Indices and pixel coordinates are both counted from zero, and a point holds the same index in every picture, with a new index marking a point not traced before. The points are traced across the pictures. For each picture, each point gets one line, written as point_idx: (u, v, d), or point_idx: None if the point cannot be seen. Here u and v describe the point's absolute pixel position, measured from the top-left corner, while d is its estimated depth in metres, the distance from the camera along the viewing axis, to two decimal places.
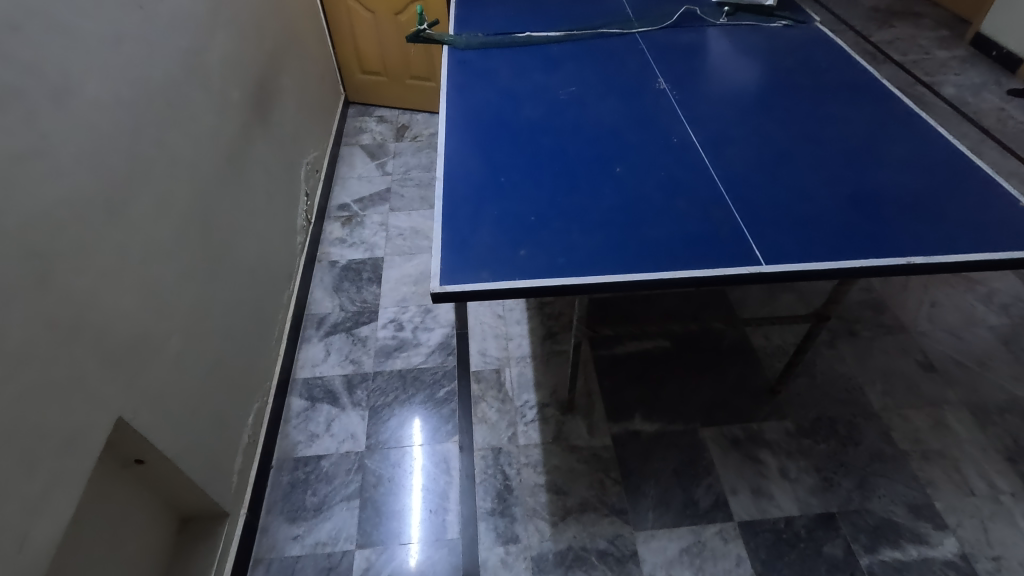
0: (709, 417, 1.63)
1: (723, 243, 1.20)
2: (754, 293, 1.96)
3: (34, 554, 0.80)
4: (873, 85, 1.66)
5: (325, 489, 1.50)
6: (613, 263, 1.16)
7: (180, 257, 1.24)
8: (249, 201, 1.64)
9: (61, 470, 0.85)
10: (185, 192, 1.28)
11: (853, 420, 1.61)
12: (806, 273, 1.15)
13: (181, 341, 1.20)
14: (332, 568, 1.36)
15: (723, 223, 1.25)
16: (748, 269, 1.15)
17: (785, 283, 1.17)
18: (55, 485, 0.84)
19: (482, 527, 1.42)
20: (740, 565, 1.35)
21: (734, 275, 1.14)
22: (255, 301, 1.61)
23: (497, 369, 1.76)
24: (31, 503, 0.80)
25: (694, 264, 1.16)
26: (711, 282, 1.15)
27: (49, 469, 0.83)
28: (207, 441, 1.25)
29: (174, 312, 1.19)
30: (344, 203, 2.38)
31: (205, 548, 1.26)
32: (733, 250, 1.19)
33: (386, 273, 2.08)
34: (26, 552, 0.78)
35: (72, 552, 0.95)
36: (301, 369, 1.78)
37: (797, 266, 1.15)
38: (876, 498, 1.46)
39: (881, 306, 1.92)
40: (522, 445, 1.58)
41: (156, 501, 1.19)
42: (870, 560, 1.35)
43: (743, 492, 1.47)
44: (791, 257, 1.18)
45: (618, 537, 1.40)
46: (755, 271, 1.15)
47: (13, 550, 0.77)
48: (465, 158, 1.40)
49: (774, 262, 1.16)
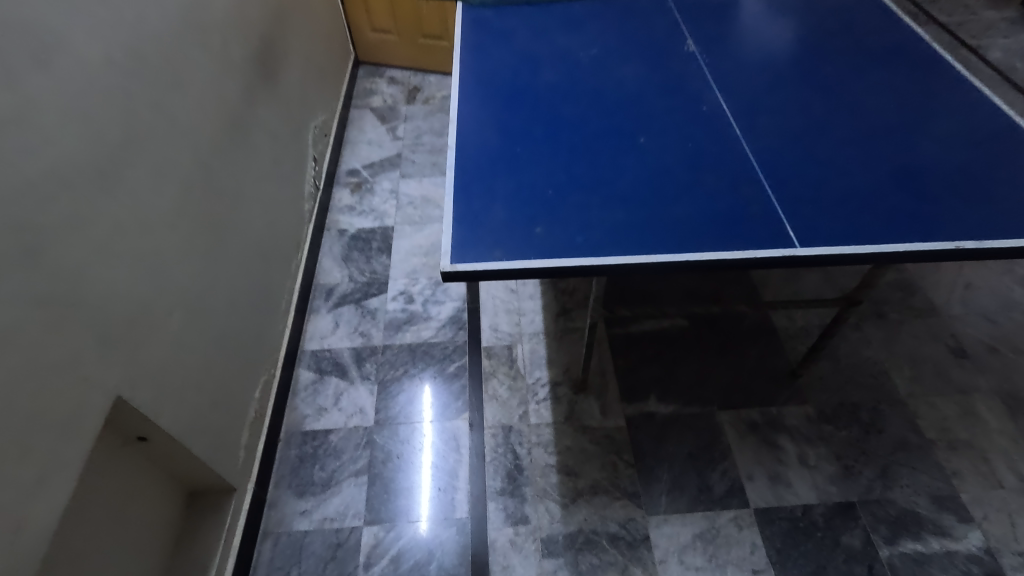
0: (727, 400, 1.58)
1: (754, 222, 1.12)
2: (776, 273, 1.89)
3: (30, 541, 0.78)
4: (921, 49, 1.53)
5: (333, 464, 1.48)
6: (635, 243, 1.08)
7: (181, 229, 1.19)
8: (254, 167, 1.58)
9: (56, 455, 0.82)
10: (186, 159, 1.22)
11: (877, 407, 1.56)
12: (842, 258, 1.08)
13: (184, 316, 1.16)
14: (339, 544, 1.35)
15: (754, 201, 1.16)
16: (780, 251, 1.07)
17: (818, 268, 1.09)
18: (51, 469, 0.81)
19: (491, 507, 1.40)
20: (754, 553, 1.32)
21: (765, 258, 1.06)
22: (260, 272, 1.56)
23: (509, 345, 1.72)
24: (25, 489, 0.77)
25: (721, 246, 1.08)
26: (739, 266, 1.08)
27: (44, 454, 0.80)
28: (212, 417, 1.23)
29: (175, 287, 1.15)
30: (354, 169, 2.30)
31: (212, 523, 1.26)
32: (763, 230, 1.11)
33: (396, 243, 2.02)
34: (21, 539, 0.76)
35: (75, 532, 0.94)
36: (309, 340, 1.74)
37: (832, 249, 1.08)
38: (899, 489, 1.41)
39: (911, 287, 1.83)
40: (534, 424, 1.54)
41: (163, 476, 1.18)
42: (889, 552, 1.31)
43: (760, 479, 1.43)
44: (827, 239, 1.09)
45: (629, 521, 1.37)
46: (787, 254, 1.07)
47: (7, 537, 0.74)
48: (479, 124, 1.32)
49: (809, 245, 1.08)
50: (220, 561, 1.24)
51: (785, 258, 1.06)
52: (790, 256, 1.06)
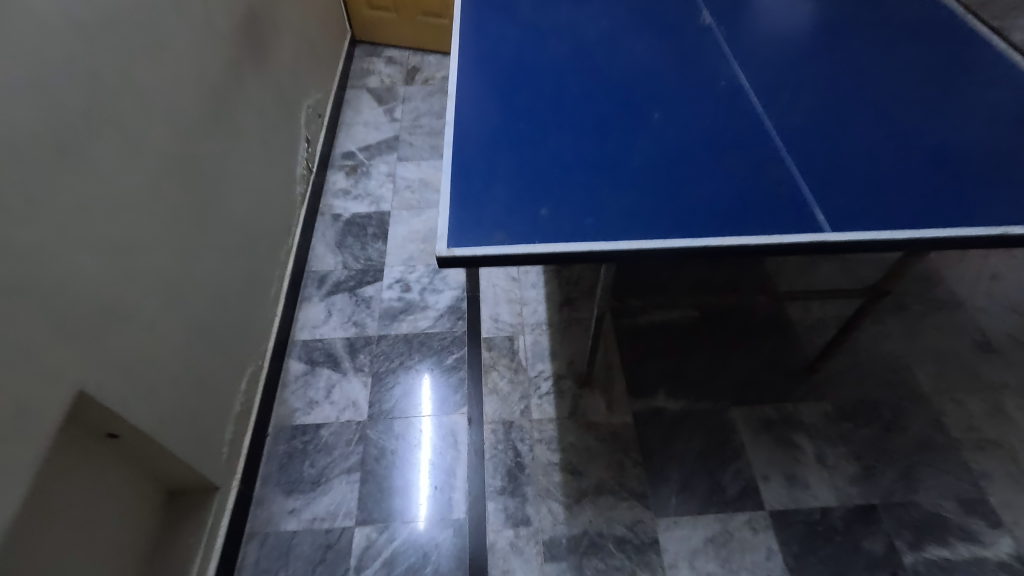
0: (740, 395, 1.49)
1: (778, 205, 1.03)
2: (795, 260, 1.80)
3: None
4: (954, 23, 1.43)
5: (323, 461, 1.40)
6: (650, 227, 0.99)
7: (157, 206, 1.10)
8: (241, 147, 1.49)
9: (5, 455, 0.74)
10: (162, 133, 1.13)
11: (899, 404, 1.47)
12: (875, 244, 0.98)
13: (157, 303, 1.07)
14: (329, 546, 1.28)
15: (778, 182, 1.07)
16: (808, 237, 0.98)
17: (848, 255, 1.00)
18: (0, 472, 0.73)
19: (491, 507, 1.32)
20: (770, 560, 1.24)
21: (791, 244, 0.97)
22: (246, 260, 1.47)
23: (510, 336, 1.63)
24: None
25: (743, 231, 0.99)
26: (763, 252, 0.99)
27: None
28: (192, 411, 1.16)
29: (148, 270, 1.05)
30: (349, 151, 2.20)
31: (193, 524, 1.18)
32: (788, 214, 1.01)
33: (392, 229, 1.93)
34: None
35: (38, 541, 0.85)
36: (300, 330, 1.66)
37: (865, 235, 0.98)
38: (923, 491, 1.33)
39: (934, 278, 1.74)
40: (536, 420, 1.46)
41: (140, 475, 1.09)
42: (913, 558, 1.24)
43: (775, 480, 1.35)
44: (859, 224, 1.00)
45: (637, 523, 1.29)
46: (815, 240, 0.98)
47: None
48: (480, 100, 1.23)
49: (839, 230, 0.99)
50: (201, 563, 1.17)
51: (813, 244, 0.97)
52: (819, 242, 0.97)
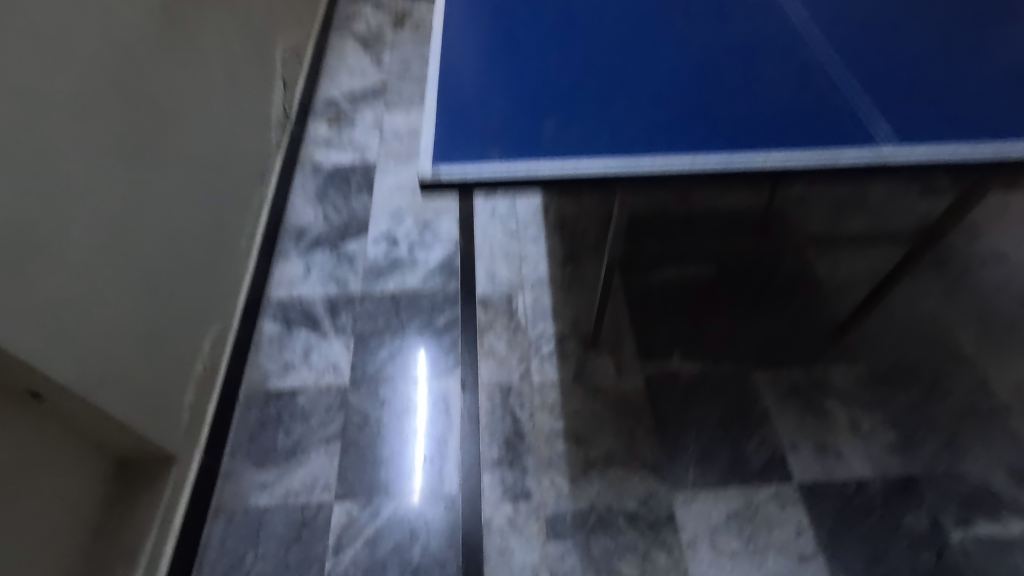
0: (764, 358, 1.34)
1: (842, 114, 0.83)
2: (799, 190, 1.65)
3: None
4: None
5: (299, 429, 1.26)
6: (680, 142, 0.80)
7: (77, 128, 0.92)
8: (200, 76, 1.30)
9: None
10: (84, 42, 0.95)
11: (941, 367, 1.32)
12: (972, 159, 0.77)
13: (80, 244, 0.91)
14: (305, 523, 1.13)
15: (840, 87, 0.86)
16: (881, 150, 0.78)
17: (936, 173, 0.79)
18: None
19: (487, 480, 1.18)
20: (800, 537, 1.10)
21: (862, 159, 0.77)
22: (209, 207, 1.30)
23: (508, 295, 1.47)
24: None
25: (800, 145, 0.79)
26: (828, 170, 0.78)
27: None
28: (137, 371, 1.00)
29: (66, 202, 0.89)
30: (332, 98, 2.01)
31: (147, 498, 1.04)
32: (851, 122, 0.81)
33: (379, 180, 1.75)
34: None
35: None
36: (275, 288, 1.49)
37: (956, 148, 0.78)
38: (970, 461, 1.18)
39: (975, 231, 1.57)
40: (537, 384, 1.31)
41: (80, 446, 0.94)
42: (961, 535, 1.10)
43: (805, 450, 1.20)
44: (946, 134, 0.80)
45: (651, 497, 1.15)
46: (894, 154, 0.78)
47: None
48: (474, 11, 1.05)
49: (921, 142, 0.79)
50: (156, 540, 1.04)
51: (890, 159, 0.77)
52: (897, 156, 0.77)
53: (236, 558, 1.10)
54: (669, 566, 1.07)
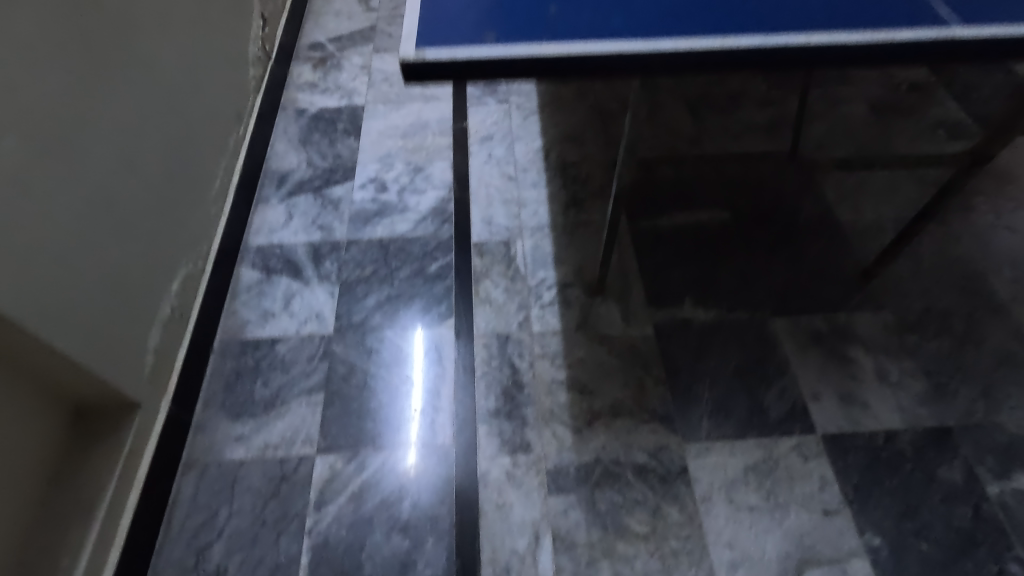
0: (782, 305, 1.24)
1: None
2: (822, 121, 1.58)
3: None
4: None
5: (279, 380, 1.15)
6: (705, 24, 0.69)
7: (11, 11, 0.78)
8: None
9: None
10: None
11: (973, 315, 1.22)
12: None
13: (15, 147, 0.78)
14: (284, 478, 1.04)
15: None
16: (941, 31, 0.66)
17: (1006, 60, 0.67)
18: None
19: (483, 432, 1.08)
20: (824, 491, 1.01)
21: (920, 41, 0.66)
22: (182, 134, 1.17)
23: (506, 241, 1.36)
24: None
25: (845, 27, 0.68)
26: (878, 55, 0.67)
27: None
28: (94, 306, 0.89)
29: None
30: (317, 42, 1.87)
31: (106, 449, 0.94)
32: (904, 3, 0.70)
33: (367, 125, 1.63)
34: None
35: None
36: (254, 235, 1.38)
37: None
38: (1007, 412, 1.09)
39: (1007, 177, 1.46)
40: (537, 333, 1.21)
41: (23, 388, 0.84)
42: (999, 489, 1.01)
43: (828, 400, 1.11)
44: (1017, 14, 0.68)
45: (661, 450, 1.05)
46: (957, 36, 0.66)
47: None
48: None
49: (987, 23, 0.67)
50: (117, 495, 0.94)
51: (952, 42, 0.66)
52: (961, 37, 0.66)
53: (209, 515, 1.00)
54: (682, 522, 0.98)
